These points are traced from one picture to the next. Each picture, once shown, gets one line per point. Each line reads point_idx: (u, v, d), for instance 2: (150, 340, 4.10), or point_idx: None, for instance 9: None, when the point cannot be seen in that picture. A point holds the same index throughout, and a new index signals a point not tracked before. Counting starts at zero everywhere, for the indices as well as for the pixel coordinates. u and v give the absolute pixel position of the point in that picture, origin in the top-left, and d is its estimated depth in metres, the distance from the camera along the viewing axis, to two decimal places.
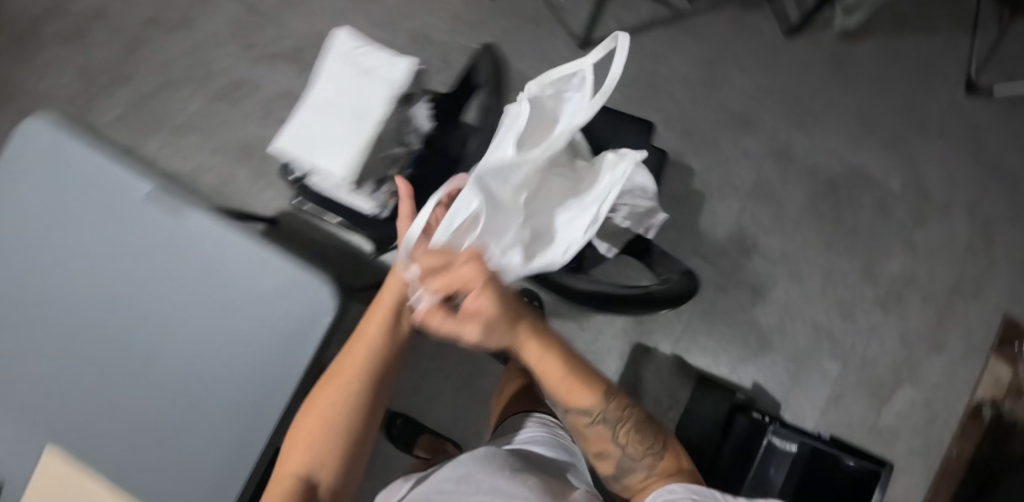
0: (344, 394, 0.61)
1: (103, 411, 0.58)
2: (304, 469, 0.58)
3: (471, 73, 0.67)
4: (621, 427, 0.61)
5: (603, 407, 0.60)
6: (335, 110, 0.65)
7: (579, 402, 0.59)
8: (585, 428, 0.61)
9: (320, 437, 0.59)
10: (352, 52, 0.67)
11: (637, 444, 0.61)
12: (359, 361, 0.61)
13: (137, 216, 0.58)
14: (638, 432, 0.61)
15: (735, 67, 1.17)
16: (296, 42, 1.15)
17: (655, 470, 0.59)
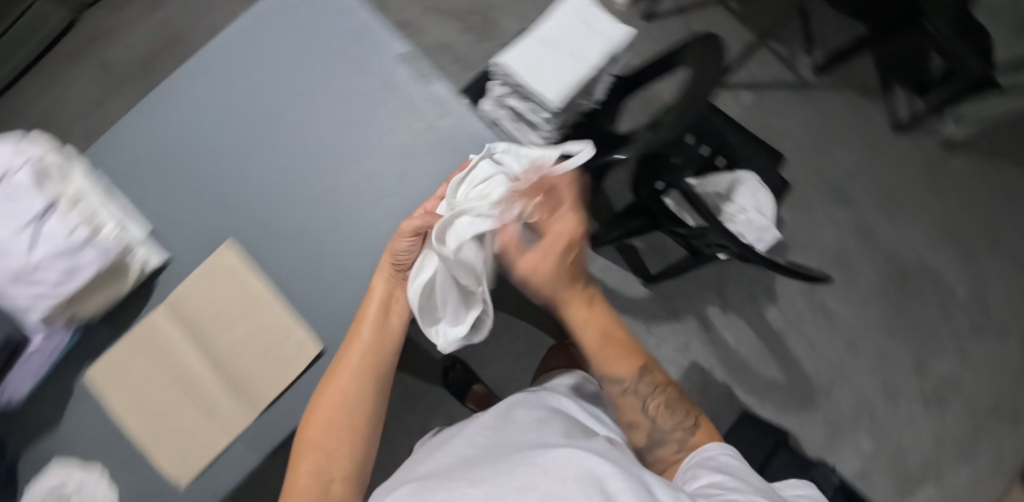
0: (343, 408, 0.57)
1: (300, 223, 0.65)
2: (315, 472, 0.55)
3: (675, 56, 0.78)
4: (655, 397, 0.59)
5: (638, 377, 0.59)
6: (558, 47, 0.75)
7: (615, 371, 0.59)
8: (619, 397, 0.60)
9: (330, 441, 0.56)
10: (582, 7, 0.77)
11: (671, 416, 0.59)
12: (355, 373, 0.58)
13: (390, 75, 0.67)
14: (670, 405, 0.59)
15: (843, 142, 1.28)
16: (466, 3, 1.26)
17: (689, 443, 0.56)
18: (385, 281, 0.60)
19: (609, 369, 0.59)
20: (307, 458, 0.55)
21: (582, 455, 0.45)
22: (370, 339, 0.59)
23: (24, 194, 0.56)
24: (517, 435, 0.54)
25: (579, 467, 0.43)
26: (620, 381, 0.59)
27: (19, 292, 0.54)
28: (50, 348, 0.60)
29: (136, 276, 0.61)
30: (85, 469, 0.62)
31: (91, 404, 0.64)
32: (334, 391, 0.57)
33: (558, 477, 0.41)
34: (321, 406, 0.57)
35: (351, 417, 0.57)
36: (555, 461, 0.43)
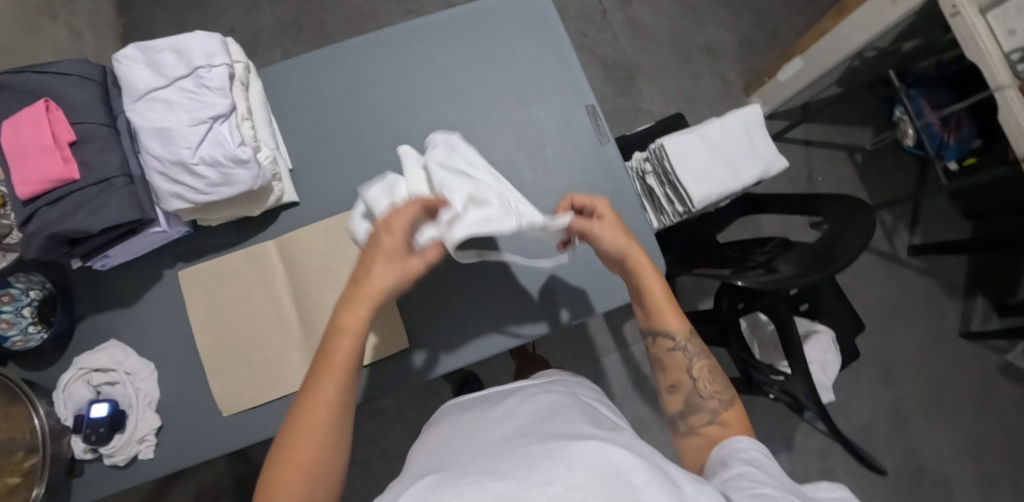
0: (316, 452, 0.43)
1: None
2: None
3: (820, 205, 0.79)
4: (699, 360, 0.55)
5: (686, 336, 0.55)
6: (718, 154, 0.76)
7: (666, 324, 0.56)
8: (664, 354, 0.56)
9: (306, 488, 0.42)
10: (754, 126, 0.79)
11: (710, 384, 0.54)
12: (331, 410, 0.44)
13: (569, 121, 0.69)
14: (710, 372, 0.55)
15: (908, 326, 1.28)
16: (617, 55, 1.29)
17: (723, 414, 0.52)
18: (369, 307, 0.46)
19: (658, 323, 0.56)
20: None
21: (608, 444, 0.36)
22: (343, 370, 0.46)
23: (206, 96, 0.56)
24: (532, 433, 0.44)
25: (603, 458, 0.34)
26: (666, 335, 0.56)
27: (166, 185, 0.54)
28: (170, 236, 0.60)
29: (270, 205, 0.61)
30: (137, 360, 0.62)
31: (172, 303, 0.64)
32: (310, 432, 0.43)
33: (579, 468, 0.33)
34: (294, 446, 0.42)
35: (326, 463, 0.43)
36: (576, 451, 0.35)
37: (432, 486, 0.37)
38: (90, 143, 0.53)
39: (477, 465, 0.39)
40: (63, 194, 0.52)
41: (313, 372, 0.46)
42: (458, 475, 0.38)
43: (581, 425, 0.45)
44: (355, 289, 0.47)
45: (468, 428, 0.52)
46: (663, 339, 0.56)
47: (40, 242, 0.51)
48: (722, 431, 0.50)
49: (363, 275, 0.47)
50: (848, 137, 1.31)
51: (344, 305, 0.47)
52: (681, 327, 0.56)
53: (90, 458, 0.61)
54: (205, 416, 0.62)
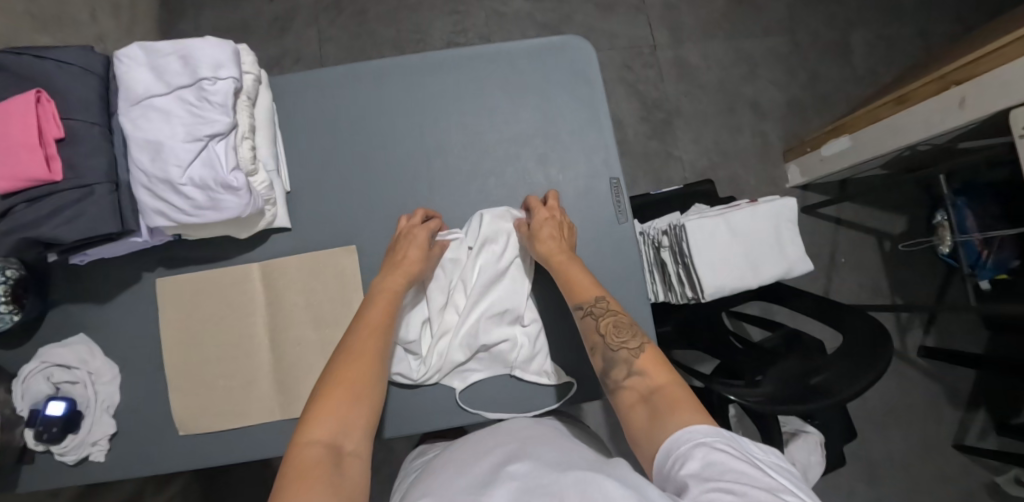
0: (362, 380, 0.45)
1: None
2: (332, 439, 0.40)
3: (842, 326, 0.76)
4: (608, 316, 0.51)
5: (597, 298, 0.53)
6: (741, 245, 0.74)
7: (579, 293, 0.53)
8: (578, 323, 0.53)
9: (349, 413, 0.43)
10: (784, 222, 0.76)
11: (619, 335, 0.50)
12: (377, 349, 0.48)
13: (590, 190, 0.65)
14: (619, 324, 0.50)
15: (902, 427, 1.24)
16: (659, 95, 1.23)
17: (639, 362, 0.47)
18: (405, 278, 0.55)
19: (572, 293, 0.54)
20: (320, 428, 0.41)
21: (600, 477, 0.37)
22: (385, 320, 0.51)
23: (208, 111, 0.52)
24: (529, 458, 0.45)
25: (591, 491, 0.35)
26: (578, 302, 0.53)
27: (150, 200, 0.52)
28: (150, 244, 0.58)
29: (258, 229, 0.58)
30: (102, 362, 0.61)
31: (146, 308, 0.62)
32: (357, 364, 0.46)
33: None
34: (340, 374, 0.45)
35: (371, 396, 0.45)
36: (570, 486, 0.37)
37: None
38: (79, 143, 0.51)
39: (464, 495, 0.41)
40: (42, 194, 0.50)
41: (355, 324, 0.50)
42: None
43: (573, 458, 0.46)
44: (393, 266, 0.56)
45: (461, 461, 0.50)
46: (576, 308, 0.53)
47: (15, 240, 0.50)
48: (644, 380, 0.45)
49: (398, 256, 0.56)
50: (881, 222, 1.24)
51: (384, 276, 0.55)
52: (591, 294, 0.53)
53: (41, 450, 0.59)
54: (161, 428, 0.61)
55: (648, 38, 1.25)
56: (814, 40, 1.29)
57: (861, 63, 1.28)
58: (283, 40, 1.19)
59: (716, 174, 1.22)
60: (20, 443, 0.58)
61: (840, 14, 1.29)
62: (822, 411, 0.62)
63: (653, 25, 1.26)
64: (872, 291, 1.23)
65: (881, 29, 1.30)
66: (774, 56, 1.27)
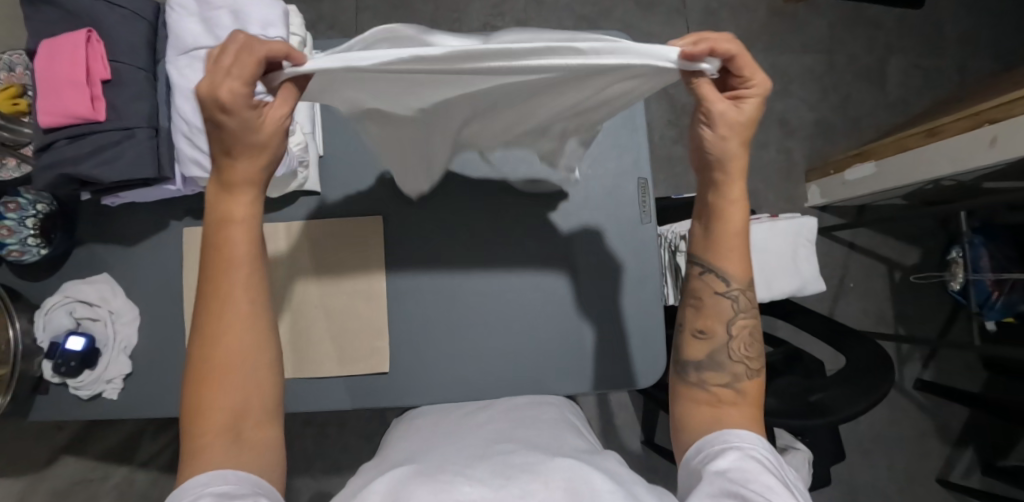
0: (237, 363, 0.38)
1: (449, 247, 0.64)
2: (228, 423, 0.37)
3: (849, 350, 0.76)
4: (746, 315, 0.46)
5: (739, 284, 0.46)
6: (757, 258, 0.75)
7: (720, 259, 0.46)
8: (707, 295, 0.47)
9: (242, 395, 0.38)
10: (803, 240, 0.77)
11: (745, 347, 0.46)
12: (250, 315, 0.39)
13: (617, 188, 0.65)
14: (749, 338, 0.46)
15: (888, 455, 1.25)
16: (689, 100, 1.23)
17: (746, 383, 0.45)
18: (252, 185, 0.38)
19: (714, 252, 0.46)
20: (211, 415, 0.36)
21: (586, 466, 0.40)
22: (252, 272, 0.39)
23: None
24: (518, 436, 0.48)
25: (577, 473, 0.39)
26: (717, 270, 0.46)
27: (188, 149, 0.53)
28: (182, 193, 0.59)
29: (289, 189, 0.59)
30: (123, 302, 0.62)
31: (170, 254, 0.63)
32: (228, 340, 0.38)
33: (558, 483, 0.38)
34: (218, 356, 0.37)
35: (260, 371, 0.39)
36: (554, 469, 0.39)
37: (406, 476, 0.41)
38: (124, 86, 0.52)
39: (453, 462, 0.43)
40: (84, 132, 0.51)
41: (207, 282, 0.38)
42: (441, 473, 0.40)
43: (565, 439, 0.49)
44: (229, 170, 0.37)
45: (458, 428, 0.53)
46: (708, 272, 0.46)
47: (53, 175, 0.51)
48: (738, 402, 0.45)
49: (230, 152, 0.36)
50: (894, 251, 1.24)
51: (222, 195, 0.38)
52: (744, 272, 0.46)
53: (56, 382, 0.61)
54: (173, 374, 0.62)
55: None
56: (850, 62, 1.27)
57: (894, 90, 1.27)
58: (320, 4, 1.18)
59: None
60: (38, 372, 0.60)
61: (880, 39, 1.28)
62: (822, 428, 0.63)
63: (691, 30, 1.25)
64: (877, 319, 1.23)
65: (919, 58, 1.28)
66: (808, 73, 1.27)
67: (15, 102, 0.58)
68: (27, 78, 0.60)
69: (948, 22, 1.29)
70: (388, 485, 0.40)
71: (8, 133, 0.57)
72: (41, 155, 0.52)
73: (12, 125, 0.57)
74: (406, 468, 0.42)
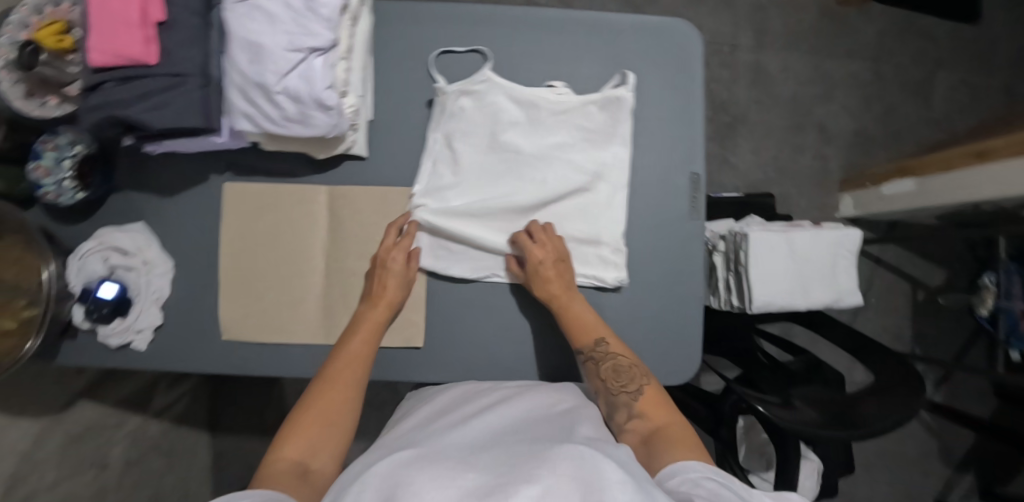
0: (333, 412, 0.46)
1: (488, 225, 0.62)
2: (298, 457, 0.42)
3: (876, 362, 0.75)
4: (610, 360, 0.50)
5: (597, 342, 0.52)
6: (798, 265, 0.73)
7: (581, 335, 0.53)
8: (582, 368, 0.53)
9: (318, 440, 0.44)
10: (844, 250, 0.76)
11: (618, 379, 0.49)
12: (354, 381, 0.49)
13: (667, 181, 0.64)
14: (621, 370, 0.49)
15: (889, 472, 1.25)
16: (729, 98, 1.20)
17: (639, 405, 0.46)
18: (388, 307, 0.55)
19: (577, 337, 0.53)
20: (292, 444, 0.43)
21: (600, 455, 0.34)
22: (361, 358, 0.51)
23: (312, 22, 0.50)
24: (524, 425, 0.42)
25: (586, 461, 0.33)
26: (580, 346, 0.53)
27: (241, 102, 0.51)
28: (227, 146, 0.57)
29: (335, 151, 0.57)
30: (159, 254, 0.61)
31: (207, 209, 0.62)
32: (331, 393, 0.47)
33: (566, 475, 0.31)
34: (318, 405, 0.46)
35: (340, 423, 0.46)
36: (560, 455, 0.33)
37: (409, 460, 0.35)
38: (177, 30, 0.49)
39: (462, 451, 0.37)
40: (135, 74, 0.49)
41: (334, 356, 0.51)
42: (447, 458, 0.35)
43: (585, 422, 0.42)
44: (373, 299, 0.56)
45: (461, 407, 0.47)
46: (578, 352, 0.53)
47: (101, 117, 0.50)
48: (645, 423, 0.45)
49: (378, 288, 0.56)
50: (920, 271, 1.23)
51: (367, 308, 0.55)
52: (591, 336, 0.53)
53: (85, 329, 0.60)
54: (203, 331, 0.61)
55: (730, 36, 1.21)
56: (897, 72, 1.24)
57: (939, 106, 1.24)
58: None
59: (768, 189, 1.20)
60: (67, 318, 0.59)
61: (931, 51, 1.24)
62: (858, 439, 0.62)
63: (738, 25, 1.21)
64: (894, 337, 1.22)
65: (968, 74, 1.25)
66: (853, 81, 1.23)
67: (60, 39, 0.55)
68: (72, 14, 0.57)
69: (1002, 40, 1.25)
70: (389, 468, 0.34)
71: (52, 70, 0.56)
72: (90, 95, 0.50)
73: (57, 61, 0.56)
74: (408, 450, 0.37)
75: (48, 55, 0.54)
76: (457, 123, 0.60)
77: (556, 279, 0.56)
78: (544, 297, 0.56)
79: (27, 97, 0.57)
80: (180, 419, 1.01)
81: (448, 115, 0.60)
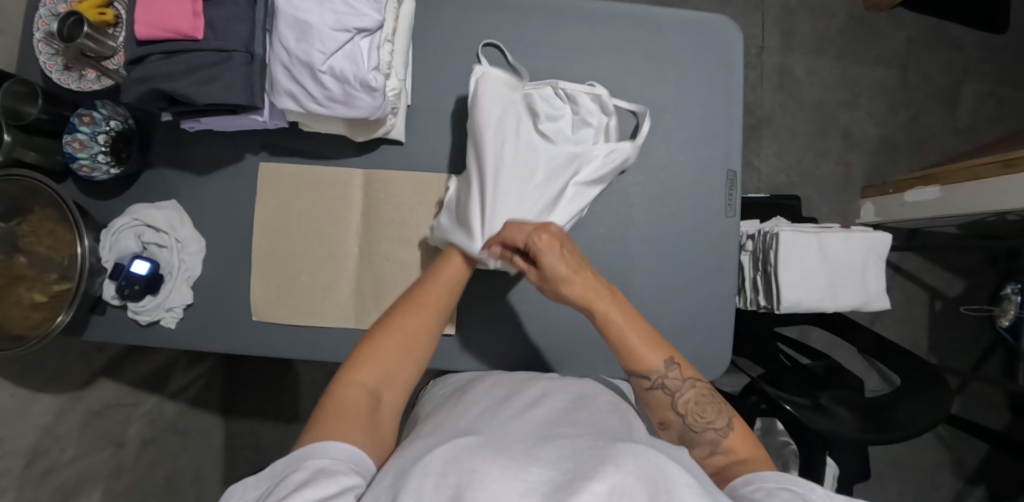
0: (407, 343, 0.44)
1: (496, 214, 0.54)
2: (368, 388, 0.41)
3: (900, 364, 0.75)
4: (687, 391, 0.46)
5: (667, 367, 0.46)
6: (828, 267, 0.73)
7: (643, 362, 0.46)
8: (644, 394, 0.47)
9: (390, 370, 0.42)
10: (873, 254, 0.75)
11: (702, 414, 0.45)
12: (433, 314, 0.47)
13: (705, 177, 0.63)
14: (703, 402, 0.45)
15: (900, 482, 1.25)
16: (754, 100, 1.20)
17: (727, 441, 0.44)
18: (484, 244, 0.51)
19: (637, 364, 0.46)
20: (363, 370, 0.42)
21: (662, 455, 0.32)
22: (448, 296, 0.48)
23: (361, 3, 0.50)
24: (581, 413, 0.40)
25: (649, 454, 0.31)
26: (645, 374, 0.46)
27: (285, 79, 0.51)
28: (266, 126, 0.57)
29: (375, 135, 0.57)
30: (190, 232, 0.60)
31: (242, 189, 0.61)
32: (411, 321, 0.45)
33: (631, 472, 0.29)
34: (394, 331, 0.44)
35: (415, 362, 0.44)
36: (620, 448, 0.32)
37: (472, 448, 0.32)
38: (225, 5, 0.49)
39: (524, 440, 0.34)
40: (181, 49, 0.49)
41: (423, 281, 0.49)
42: (513, 448, 0.32)
43: (633, 424, 0.40)
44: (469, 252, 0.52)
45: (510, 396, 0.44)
46: (641, 379, 0.47)
47: (144, 90, 0.49)
48: (726, 457, 0.43)
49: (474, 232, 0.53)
50: (939, 281, 1.22)
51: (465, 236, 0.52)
52: (658, 362, 0.46)
53: (115, 304, 0.60)
54: (233, 312, 0.61)
55: (758, 38, 1.20)
56: (925, 81, 1.23)
57: (965, 115, 1.24)
58: None
59: (789, 193, 1.20)
60: (98, 293, 0.59)
61: (959, 61, 1.23)
62: (886, 443, 0.62)
63: (766, 27, 1.21)
64: (911, 346, 1.22)
65: (996, 86, 1.24)
66: (880, 87, 1.23)
67: (101, 11, 0.56)
68: None
69: None
70: (452, 454, 0.31)
71: (94, 44, 0.54)
72: (134, 68, 0.50)
73: (99, 35, 0.54)
74: (471, 437, 0.34)
75: (89, 25, 0.53)
76: (494, 118, 0.55)
77: (597, 287, 0.47)
78: (578, 299, 0.47)
79: (66, 69, 0.57)
80: (194, 402, 1.01)
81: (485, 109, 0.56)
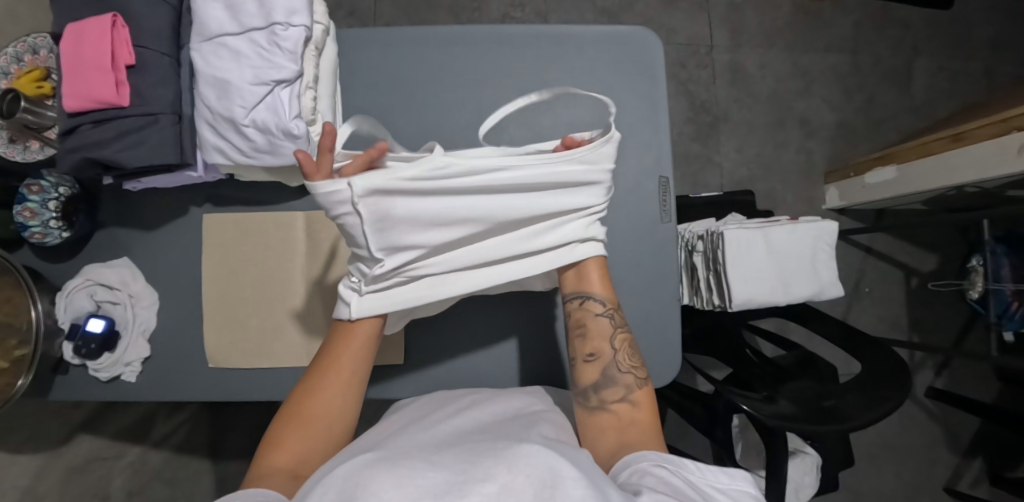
0: (323, 413, 0.41)
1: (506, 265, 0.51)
2: (287, 468, 0.38)
3: (862, 355, 0.75)
4: (624, 330, 0.48)
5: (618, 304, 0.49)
6: (775, 260, 0.74)
7: (600, 289, 0.49)
8: (588, 319, 0.47)
9: (309, 443, 0.40)
10: (821, 244, 0.76)
11: (631, 357, 0.46)
12: (349, 377, 0.43)
13: (638, 186, 0.65)
14: (633, 348, 0.47)
15: (897, 464, 1.24)
16: (708, 98, 1.22)
17: (638, 392, 0.44)
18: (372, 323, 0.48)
19: (583, 283, 0.49)
20: (282, 453, 0.38)
21: (557, 453, 0.31)
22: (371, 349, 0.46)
23: (276, 55, 0.51)
24: (492, 427, 0.39)
25: (544, 452, 0.30)
26: (603, 300, 0.48)
27: (211, 136, 0.53)
28: (203, 180, 0.59)
29: (309, 178, 0.59)
30: (142, 287, 0.63)
31: (189, 240, 0.63)
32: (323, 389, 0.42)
33: (521, 471, 0.29)
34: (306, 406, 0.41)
35: (336, 423, 0.42)
36: (514, 449, 0.31)
37: (371, 462, 0.31)
38: (148, 72, 0.51)
39: (427, 451, 0.33)
40: (108, 117, 0.51)
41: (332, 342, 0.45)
42: (412, 457, 0.31)
43: (547, 427, 0.41)
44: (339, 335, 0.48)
45: (425, 416, 0.44)
46: (598, 303, 0.48)
47: (78, 159, 0.52)
48: (633, 411, 0.43)
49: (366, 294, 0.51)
50: (912, 258, 1.23)
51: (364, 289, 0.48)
52: (612, 299, 0.49)
53: (75, 364, 0.61)
54: (190, 361, 0.63)
55: (706, 37, 1.22)
56: (876, 63, 1.25)
57: (919, 93, 1.25)
58: None
59: (752, 185, 1.21)
60: (57, 354, 0.61)
61: (908, 40, 1.25)
62: (840, 433, 0.61)
63: (713, 26, 1.23)
64: (891, 325, 1.22)
65: (947, 60, 1.25)
66: (832, 73, 1.24)
67: (39, 85, 0.58)
68: (51, 61, 0.60)
69: (979, 25, 1.26)
70: (350, 472, 0.30)
71: (32, 116, 0.56)
72: (67, 138, 0.52)
73: (35, 106, 0.56)
74: (370, 452, 0.33)
75: (26, 100, 0.55)
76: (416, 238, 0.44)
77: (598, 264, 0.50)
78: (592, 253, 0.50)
79: (11, 142, 0.58)
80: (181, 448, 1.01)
81: (408, 222, 0.43)
